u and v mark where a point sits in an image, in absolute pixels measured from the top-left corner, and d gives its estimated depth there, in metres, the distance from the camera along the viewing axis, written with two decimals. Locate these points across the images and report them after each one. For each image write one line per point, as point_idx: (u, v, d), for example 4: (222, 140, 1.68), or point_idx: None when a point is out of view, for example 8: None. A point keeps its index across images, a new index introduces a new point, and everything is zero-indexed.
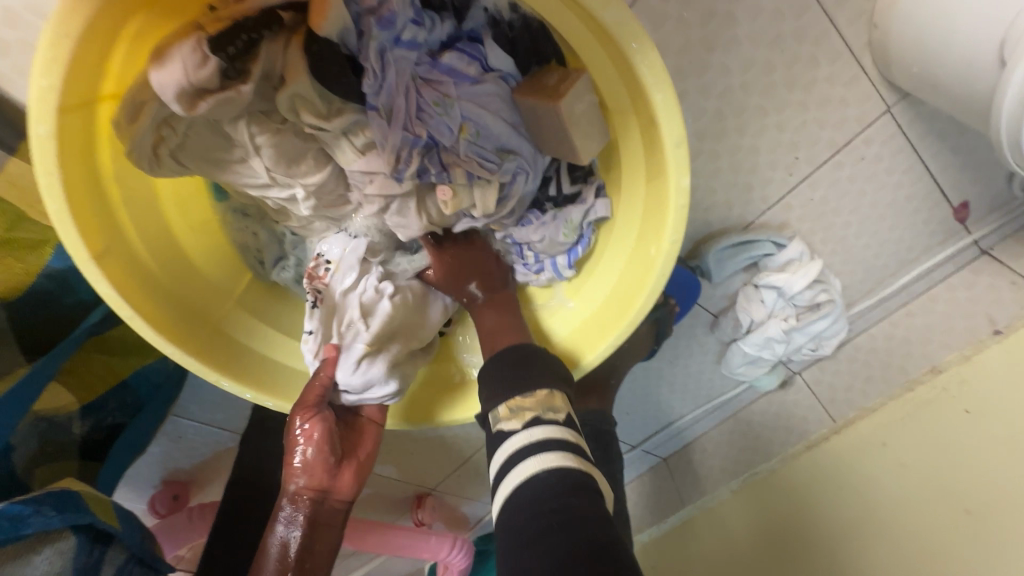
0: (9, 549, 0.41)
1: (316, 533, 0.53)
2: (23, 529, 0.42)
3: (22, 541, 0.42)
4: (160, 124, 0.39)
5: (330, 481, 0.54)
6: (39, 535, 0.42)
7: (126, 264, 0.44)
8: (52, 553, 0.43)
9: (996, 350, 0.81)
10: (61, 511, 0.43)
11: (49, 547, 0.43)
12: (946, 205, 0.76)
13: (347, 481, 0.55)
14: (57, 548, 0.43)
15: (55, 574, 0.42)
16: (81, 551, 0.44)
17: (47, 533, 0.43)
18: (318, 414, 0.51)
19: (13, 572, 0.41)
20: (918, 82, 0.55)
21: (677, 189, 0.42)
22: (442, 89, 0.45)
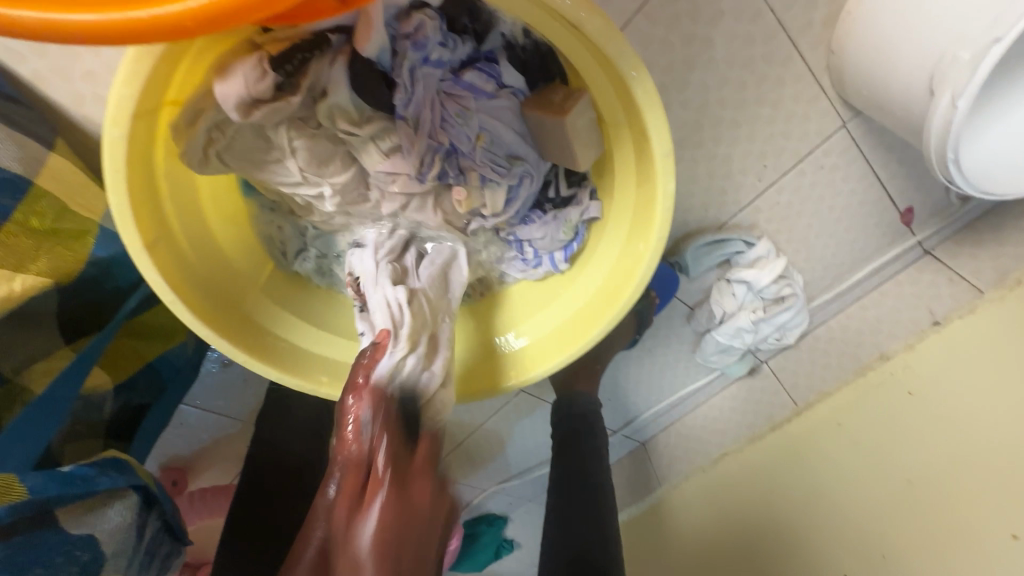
0: (82, 504, 0.47)
1: None
2: (93, 487, 0.48)
3: (94, 497, 0.48)
4: (212, 128, 0.45)
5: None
6: (108, 492, 0.49)
7: (169, 255, 0.49)
8: (118, 508, 0.50)
9: (935, 340, 0.91)
10: (122, 473, 0.51)
11: (118, 502, 0.50)
12: (894, 210, 0.86)
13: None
14: (123, 503, 0.51)
15: (122, 526, 0.50)
16: (137, 510, 0.52)
17: (114, 490, 0.50)
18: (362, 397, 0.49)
19: (89, 523, 0.48)
20: (868, 103, 0.64)
21: (664, 193, 0.50)
22: (462, 102, 0.51)
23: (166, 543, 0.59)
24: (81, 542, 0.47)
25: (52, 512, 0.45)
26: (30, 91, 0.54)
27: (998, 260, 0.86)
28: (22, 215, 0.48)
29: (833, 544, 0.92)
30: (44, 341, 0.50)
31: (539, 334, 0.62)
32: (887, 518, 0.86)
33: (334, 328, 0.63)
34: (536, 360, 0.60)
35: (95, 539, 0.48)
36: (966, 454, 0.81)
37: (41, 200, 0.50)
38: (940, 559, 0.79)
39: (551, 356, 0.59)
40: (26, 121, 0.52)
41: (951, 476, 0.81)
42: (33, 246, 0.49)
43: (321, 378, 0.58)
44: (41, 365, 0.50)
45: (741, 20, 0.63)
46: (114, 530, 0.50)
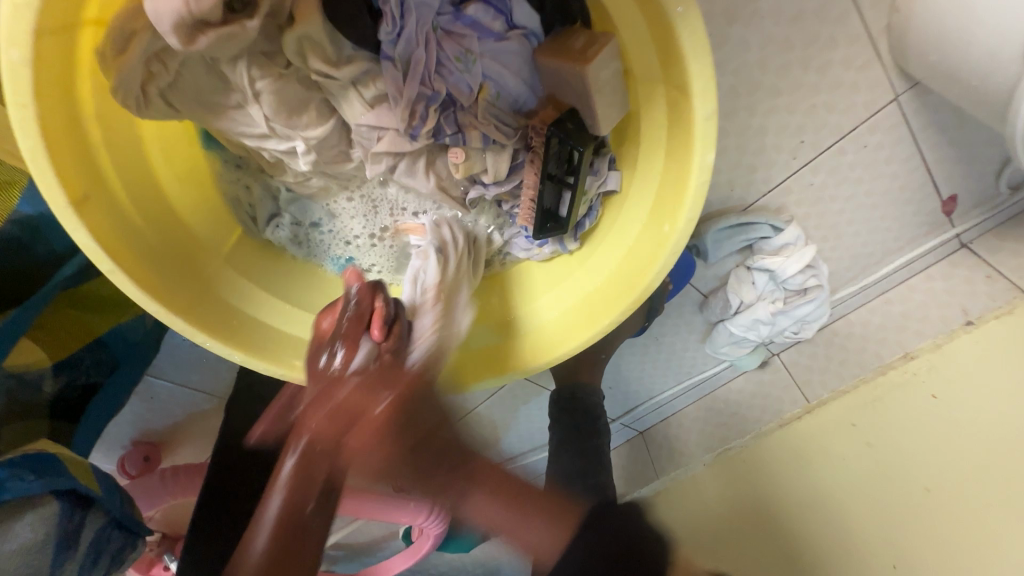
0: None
1: (305, 485, 0.43)
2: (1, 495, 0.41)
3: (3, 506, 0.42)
4: (150, 58, 0.36)
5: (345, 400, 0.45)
6: (18, 500, 0.42)
7: (107, 214, 0.41)
8: (30, 521, 0.43)
9: (967, 340, 0.82)
10: (40, 478, 0.43)
11: (37, 511, 0.43)
12: (936, 197, 0.78)
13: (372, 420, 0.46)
14: (38, 514, 0.43)
15: (34, 542, 0.42)
16: (65, 516, 0.45)
17: (28, 498, 0.43)
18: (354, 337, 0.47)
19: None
20: (934, 71, 0.55)
21: (700, 166, 0.41)
22: (463, 43, 0.43)
23: (119, 539, 0.52)
24: None
25: None
26: None
27: None
28: None
29: (863, 555, 0.85)
30: None
31: (535, 317, 0.56)
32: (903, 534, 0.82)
33: (307, 307, 0.55)
34: (536, 344, 0.53)
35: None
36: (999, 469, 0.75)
37: None
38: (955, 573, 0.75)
39: (547, 350, 0.52)
40: None
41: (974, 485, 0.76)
42: None
43: (293, 362, 0.50)
44: None
45: None
46: (31, 543, 0.42)
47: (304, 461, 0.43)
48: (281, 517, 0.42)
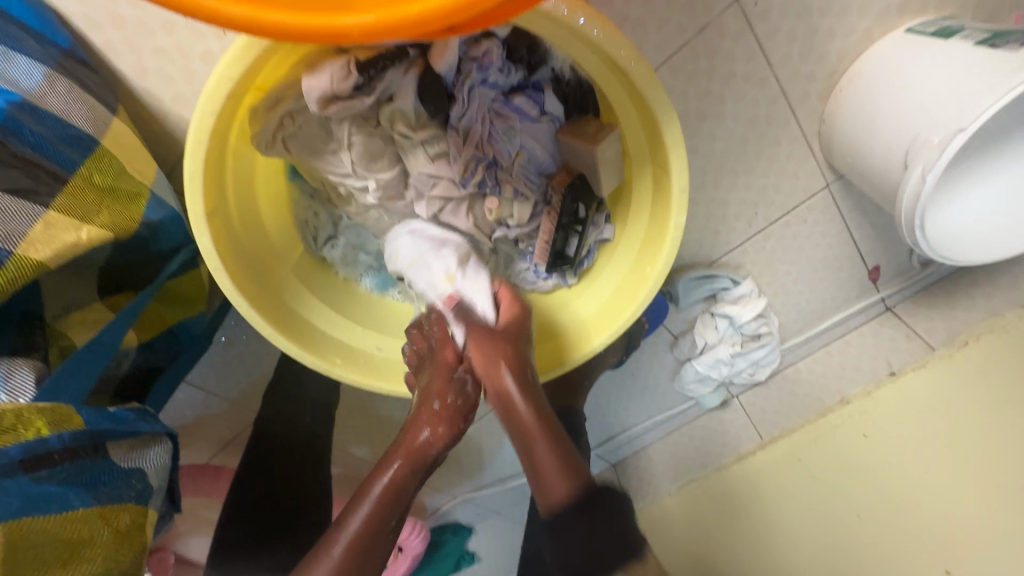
0: (127, 442, 0.49)
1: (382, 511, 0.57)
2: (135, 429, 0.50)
3: (135, 438, 0.50)
4: (286, 115, 0.49)
5: (445, 429, 0.61)
6: (147, 435, 0.51)
7: (221, 224, 0.52)
8: (158, 451, 0.51)
9: (891, 388, 1.01)
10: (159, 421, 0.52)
11: (158, 446, 0.51)
12: (863, 266, 0.95)
13: (439, 429, 0.61)
14: (160, 449, 0.51)
15: (158, 474, 0.50)
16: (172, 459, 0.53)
17: (152, 434, 0.51)
18: (447, 376, 0.62)
19: (136, 458, 0.49)
20: (852, 169, 0.72)
21: (675, 225, 0.56)
22: (509, 122, 0.57)
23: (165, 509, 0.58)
24: (128, 474, 0.47)
25: (104, 444, 0.46)
26: (100, 60, 0.59)
27: (948, 321, 0.98)
28: (86, 168, 0.51)
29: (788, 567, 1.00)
30: (84, 294, 0.51)
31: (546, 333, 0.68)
32: (823, 548, 0.96)
33: (351, 316, 0.67)
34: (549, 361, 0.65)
35: (143, 474, 0.49)
36: (929, 494, 0.88)
37: (106, 157, 0.53)
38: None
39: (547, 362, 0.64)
40: (96, 86, 0.56)
41: (926, 508, 0.87)
42: (96, 200, 0.51)
43: (336, 360, 0.61)
44: (79, 313, 0.51)
45: (750, 84, 0.71)
46: (156, 468, 0.50)
47: (401, 476, 0.58)
48: (365, 526, 0.56)
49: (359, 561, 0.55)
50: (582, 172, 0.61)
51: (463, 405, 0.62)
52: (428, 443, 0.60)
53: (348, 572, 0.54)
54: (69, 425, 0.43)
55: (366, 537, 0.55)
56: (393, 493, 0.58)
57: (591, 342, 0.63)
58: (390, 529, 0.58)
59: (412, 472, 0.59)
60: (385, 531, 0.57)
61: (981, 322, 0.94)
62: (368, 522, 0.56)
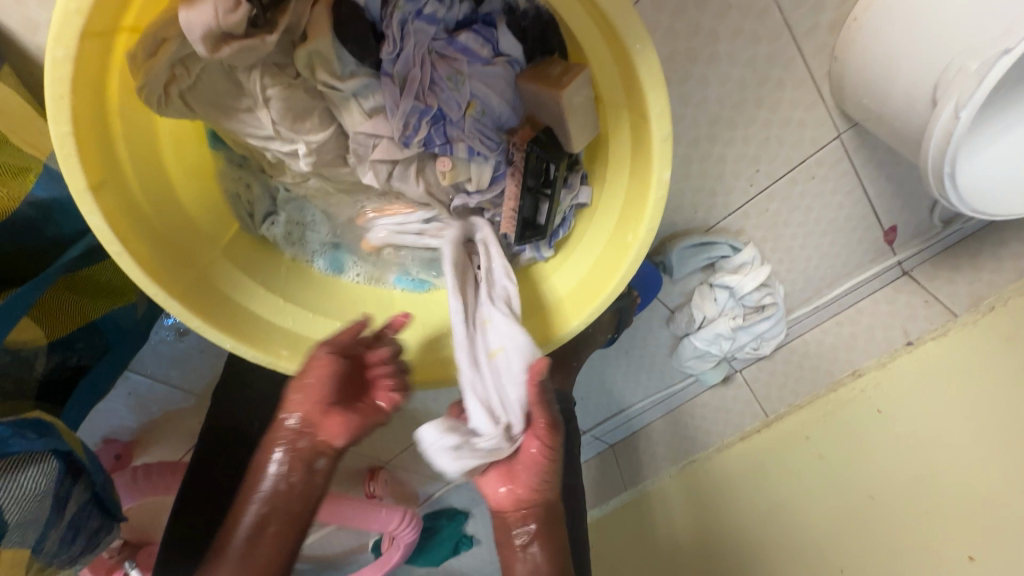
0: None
1: (275, 505, 0.55)
2: (6, 449, 0.43)
3: (6, 461, 0.43)
4: (175, 64, 0.41)
5: (319, 420, 0.56)
6: (22, 455, 0.43)
7: (119, 201, 0.44)
8: (35, 474, 0.44)
9: (908, 359, 0.92)
10: (42, 437, 0.45)
11: (36, 467, 0.44)
12: (878, 227, 0.87)
13: (333, 426, 0.57)
14: (42, 468, 0.45)
15: (41, 493, 0.45)
16: (59, 478, 0.46)
17: (32, 454, 0.44)
18: (322, 356, 0.55)
19: (2, 487, 0.42)
20: (867, 113, 0.63)
21: (658, 181, 0.47)
22: (455, 65, 0.48)
23: (96, 519, 0.53)
24: None
25: None
26: None
27: (972, 283, 0.89)
28: None
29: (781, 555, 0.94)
30: None
31: (540, 304, 0.59)
32: (830, 530, 0.89)
33: (300, 303, 0.59)
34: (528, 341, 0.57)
35: (6, 504, 0.42)
36: (953, 484, 0.79)
37: None
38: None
39: (552, 331, 0.56)
40: None
41: (953, 497, 0.78)
42: None
43: (280, 351, 0.53)
44: None
45: (748, 16, 0.61)
46: (29, 495, 0.44)
47: (285, 473, 0.55)
48: (252, 525, 0.54)
49: (252, 561, 0.54)
50: (548, 125, 0.52)
51: (330, 395, 0.56)
52: (299, 432, 0.56)
53: None
54: None
55: (254, 534, 0.54)
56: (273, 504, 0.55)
57: (569, 321, 0.55)
58: (289, 512, 0.56)
59: (300, 471, 0.56)
60: (290, 508, 0.56)
61: (1011, 283, 0.84)
62: (251, 532, 0.54)
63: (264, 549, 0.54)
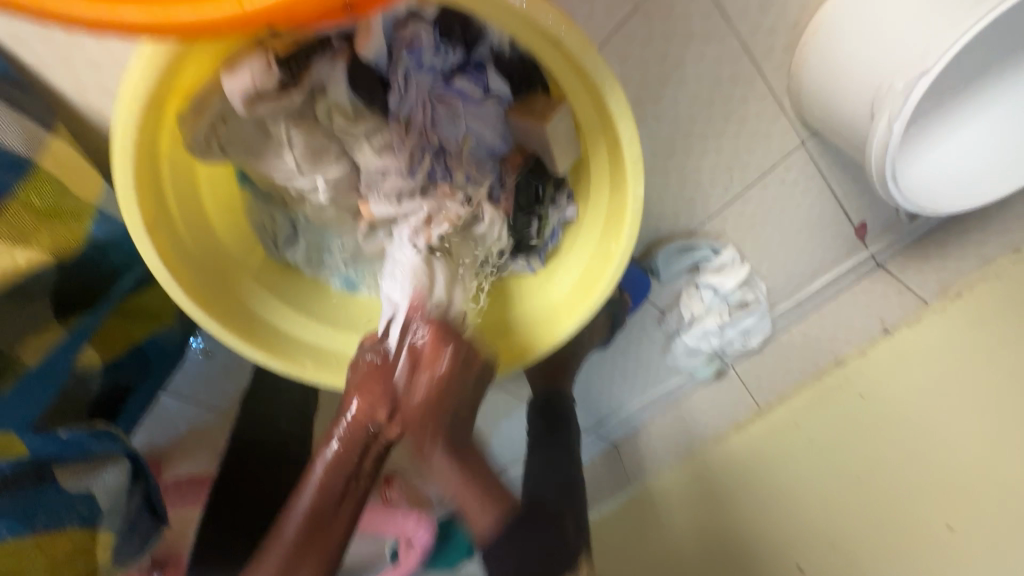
0: (79, 464, 0.53)
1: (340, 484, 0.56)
2: (88, 450, 0.53)
3: (88, 459, 0.53)
4: (216, 119, 0.48)
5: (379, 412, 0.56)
6: (101, 455, 0.54)
7: (167, 237, 0.51)
8: (112, 471, 0.55)
9: (885, 346, 1.00)
10: (116, 441, 0.55)
11: (113, 467, 0.55)
12: (849, 224, 0.93)
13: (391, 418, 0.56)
14: (116, 468, 0.55)
15: (116, 488, 0.55)
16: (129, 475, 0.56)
17: (108, 455, 0.55)
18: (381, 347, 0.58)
19: (87, 479, 0.53)
20: (823, 123, 0.70)
21: (633, 197, 0.54)
22: (451, 106, 0.56)
23: (147, 521, 0.60)
24: (77, 495, 0.52)
25: (50, 468, 0.51)
26: (33, 77, 0.57)
27: (940, 271, 0.95)
28: (24, 192, 0.50)
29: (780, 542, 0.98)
30: (38, 319, 0.52)
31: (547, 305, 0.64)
32: (824, 514, 0.94)
33: (320, 318, 0.66)
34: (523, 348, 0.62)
35: (93, 494, 0.53)
36: (940, 462, 0.85)
37: (43, 178, 0.52)
38: (897, 548, 0.85)
39: (558, 328, 0.61)
40: (31, 105, 0.55)
41: (940, 472, 0.85)
42: (34, 222, 0.51)
43: (305, 363, 0.60)
44: (36, 339, 0.52)
45: (710, 43, 0.68)
46: (109, 488, 0.54)
47: (346, 456, 0.56)
48: (311, 509, 0.55)
49: (315, 540, 0.56)
50: (537, 151, 0.59)
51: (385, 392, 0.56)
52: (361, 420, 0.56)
53: (297, 555, 0.55)
54: (4, 454, 0.49)
55: (315, 516, 0.55)
56: (325, 494, 0.56)
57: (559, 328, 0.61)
58: (348, 495, 0.57)
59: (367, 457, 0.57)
60: (353, 487, 0.57)
61: (975, 271, 0.94)
62: (309, 515, 0.55)
63: (332, 524, 0.56)
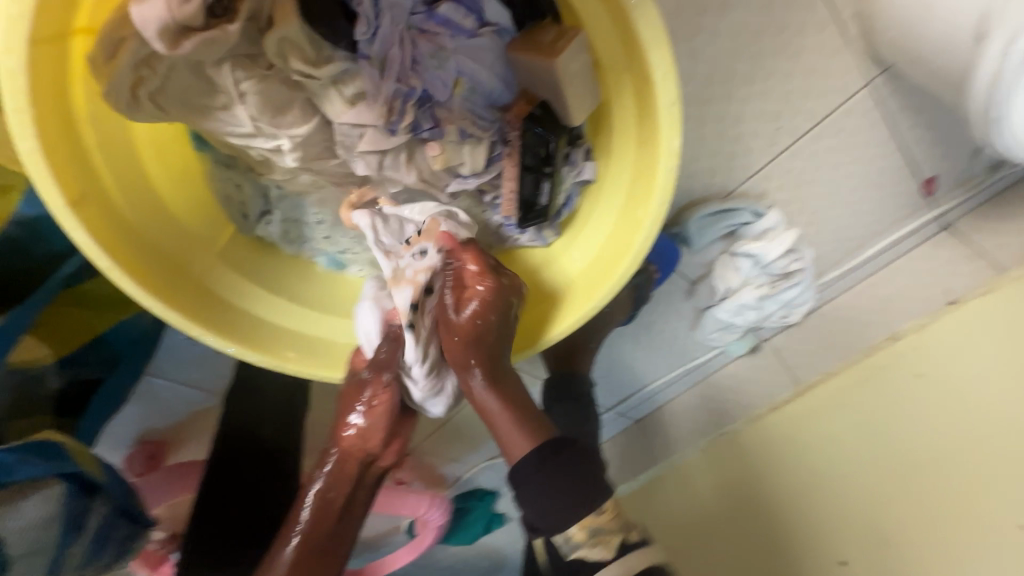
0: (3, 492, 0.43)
1: (343, 500, 0.56)
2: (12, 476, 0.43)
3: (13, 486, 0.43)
4: (139, 64, 0.39)
5: (380, 448, 0.58)
6: (27, 482, 0.43)
7: (102, 214, 0.43)
8: (41, 500, 0.44)
9: (950, 318, 0.86)
10: (48, 460, 0.45)
11: (39, 494, 0.44)
12: (915, 179, 0.80)
13: (392, 451, 0.59)
14: (47, 494, 0.44)
15: (38, 521, 0.44)
16: (71, 498, 0.46)
17: (36, 480, 0.44)
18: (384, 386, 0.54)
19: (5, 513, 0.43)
20: (901, 54, 0.56)
21: (668, 151, 0.43)
22: (437, 41, 0.47)
23: (124, 527, 0.54)
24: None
25: None
26: None
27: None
28: None
29: (813, 530, 0.91)
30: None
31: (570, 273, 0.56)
32: (863, 505, 0.86)
33: (304, 302, 0.57)
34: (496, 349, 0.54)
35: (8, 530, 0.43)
36: None
37: None
38: (962, 552, 0.74)
39: (579, 303, 0.52)
40: None
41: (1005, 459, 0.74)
42: None
43: (288, 354, 0.52)
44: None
45: None
46: (30, 523, 0.44)
47: (348, 482, 0.56)
48: (302, 548, 0.53)
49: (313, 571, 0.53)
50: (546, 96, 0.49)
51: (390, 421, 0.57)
52: (348, 451, 0.57)
53: None
54: None
55: (315, 549, 0.53)
56: (309, 548, 0.53)
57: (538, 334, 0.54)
58: (354, 505, 0.57)
59: (346, 485, 0.56)
60: (347, 516, 0.56)
61: None
62: (297, 558, 0.52)
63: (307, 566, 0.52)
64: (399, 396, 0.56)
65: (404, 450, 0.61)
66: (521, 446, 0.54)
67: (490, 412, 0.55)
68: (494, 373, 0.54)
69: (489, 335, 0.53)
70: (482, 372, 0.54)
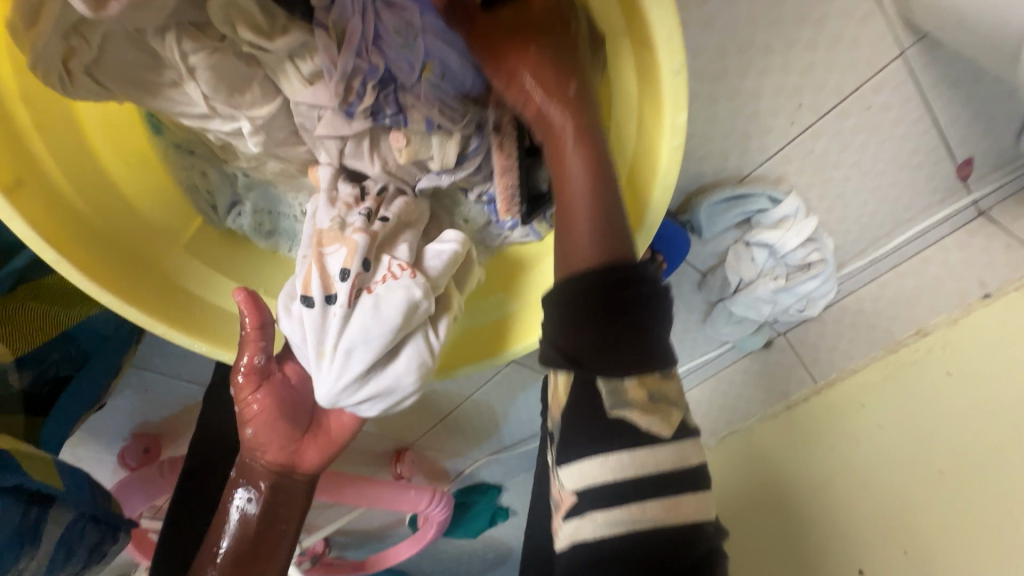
0: None
1: (270, 515, 0.54)
2: None
3: None
4: (69, 33, 0.35)
5: (292, 455, 0.54)
6: None
7: (48, 201, 0.39)
8: None
9: (983, 314, 0.80)
10: None
11: None
12: (950, 161, 0.73)
13: (310, 456, 0.55)
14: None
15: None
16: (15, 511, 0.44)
17: None
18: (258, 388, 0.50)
19: None
20: (941, 18, 0.50)
21: (671, 127, 0.38)
22: (403, 15, 0.43)
23: (94, 534, 0.51)
24: None
25: None
26: None
27: None
28: None
29: (831, 535, 0.85)
30: None
31: None
32: (887, 512, 0.79)
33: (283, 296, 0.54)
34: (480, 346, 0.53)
35: None
36: None
37: None
38: (994, 563, 0.66)
39: None
40: None
41: None
42: None
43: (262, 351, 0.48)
44: None
45: None
46: None
47: (269, 497, 0.54)
48: (234, 550, 0.53)
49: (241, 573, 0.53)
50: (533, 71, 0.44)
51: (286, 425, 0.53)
52: (273, 466, 0.54)
53: None
54: None
55: (240, 555, 0.53)
56: (237, 557, 0.53)
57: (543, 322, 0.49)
58: (278, 516, 0.55)
59: (280, 499, 0.55)
60: (274, 523, 0.55)
61: None
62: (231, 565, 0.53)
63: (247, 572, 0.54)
64: (285, 396, 0.53)
65: (332, 454, 0.56)
66: (585, 241, 0.40)
67: (565, 181, 0.42)
68: (580, 121, 0.41)
69: (585, 162, 0.41)
70: (576, 92, 0.41)
